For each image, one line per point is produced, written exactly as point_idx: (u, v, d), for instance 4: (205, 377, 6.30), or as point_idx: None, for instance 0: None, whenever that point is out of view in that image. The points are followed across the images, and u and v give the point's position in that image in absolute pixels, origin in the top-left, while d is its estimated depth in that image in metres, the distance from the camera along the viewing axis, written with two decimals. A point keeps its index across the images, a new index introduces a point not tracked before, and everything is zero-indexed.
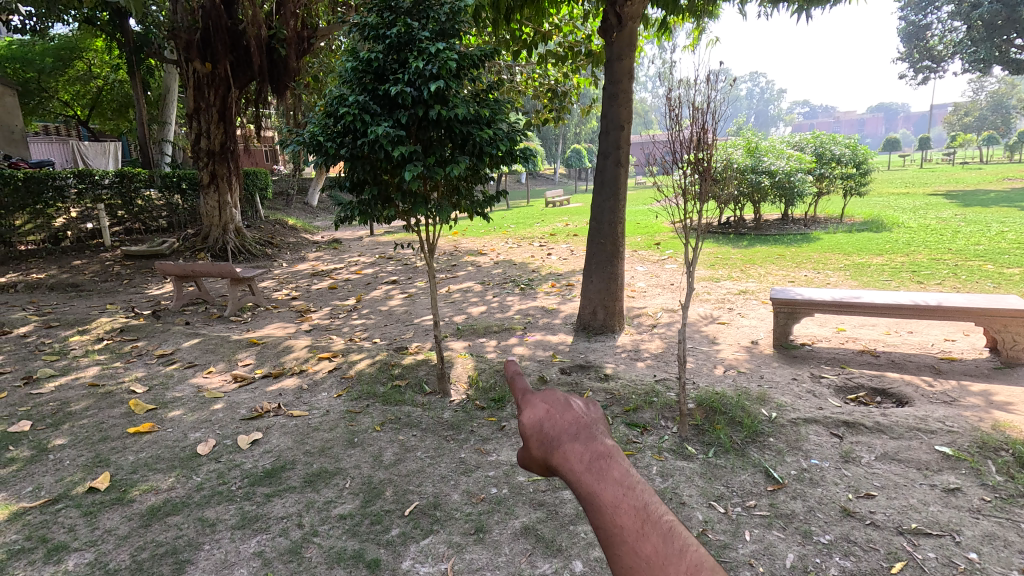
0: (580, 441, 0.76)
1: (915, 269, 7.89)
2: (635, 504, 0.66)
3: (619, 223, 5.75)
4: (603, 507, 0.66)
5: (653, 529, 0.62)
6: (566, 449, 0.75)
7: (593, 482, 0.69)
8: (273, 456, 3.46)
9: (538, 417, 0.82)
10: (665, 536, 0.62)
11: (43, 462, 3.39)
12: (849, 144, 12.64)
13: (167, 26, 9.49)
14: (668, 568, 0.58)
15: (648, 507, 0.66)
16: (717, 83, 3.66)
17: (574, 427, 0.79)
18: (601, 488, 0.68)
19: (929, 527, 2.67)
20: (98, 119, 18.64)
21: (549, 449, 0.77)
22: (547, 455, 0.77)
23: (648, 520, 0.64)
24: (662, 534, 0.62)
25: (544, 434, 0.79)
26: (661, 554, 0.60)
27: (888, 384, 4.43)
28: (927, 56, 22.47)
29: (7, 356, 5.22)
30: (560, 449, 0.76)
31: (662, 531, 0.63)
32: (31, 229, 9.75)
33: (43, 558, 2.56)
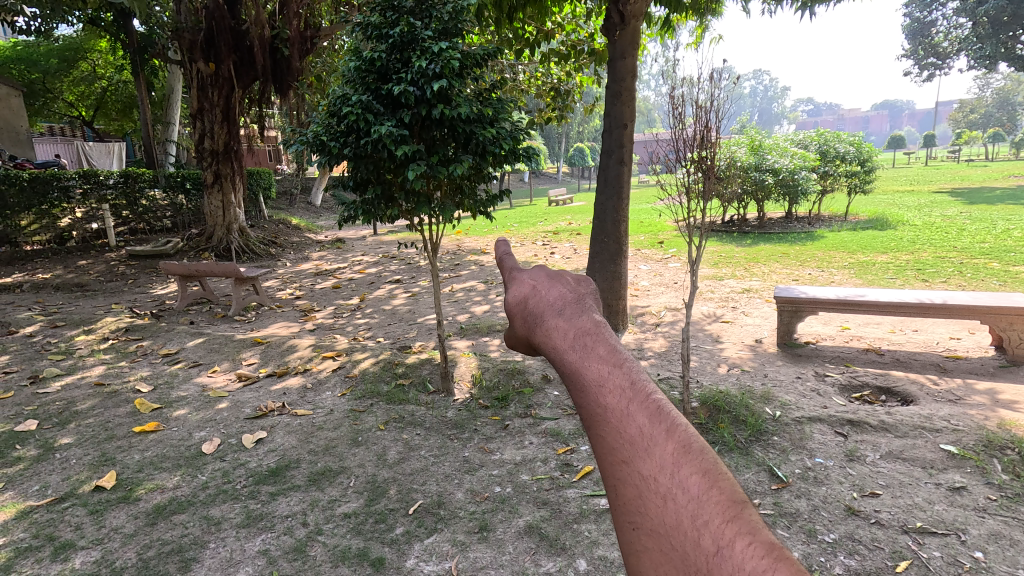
0: (569, 324, 0.78)
1: (920, 267, 7.86)
2: (622, 383, 0.66)
3: (623, 221, 5.75)
4: (590, 389, 0.67)
5: (639, 410, 0.62)
6: (554, 334, 0.78)
7: (579, 364, 0.71)
8: (278, 454, 3.47)
9: (533, 302, 0.86)
10: (653, 417, 0.61)
11: (50, 461, 3.41)
12: (853, 142, 12.59)
13: (171, 27, 9.52)
14: (652, 446, 0.58)
15: (637, 386, 0.65)
16: (721, 81, 3.66)
17: (566, 309, 0.81)
18: (587, 370, 0.69)
19: (934, 526, 2.66)
20: (103, 119, 18.73)
21: (539, 334, 0.81)
22: (538, 340, 0.81)
23: (636, 400, 0.63)
24: (650, 412, 0.62)
25: (534, 319, 0.84)
26: (646, 433, 0.59)
27: (893, 383, 4.41)
28: (931, 53, 22.33)
29: (14, 356, 5.25)
30: (548, 333, 0.79)
31: (650, 411, 0.62)
32: (36, 229, 9.80)
33: (50, 556, 2.57)
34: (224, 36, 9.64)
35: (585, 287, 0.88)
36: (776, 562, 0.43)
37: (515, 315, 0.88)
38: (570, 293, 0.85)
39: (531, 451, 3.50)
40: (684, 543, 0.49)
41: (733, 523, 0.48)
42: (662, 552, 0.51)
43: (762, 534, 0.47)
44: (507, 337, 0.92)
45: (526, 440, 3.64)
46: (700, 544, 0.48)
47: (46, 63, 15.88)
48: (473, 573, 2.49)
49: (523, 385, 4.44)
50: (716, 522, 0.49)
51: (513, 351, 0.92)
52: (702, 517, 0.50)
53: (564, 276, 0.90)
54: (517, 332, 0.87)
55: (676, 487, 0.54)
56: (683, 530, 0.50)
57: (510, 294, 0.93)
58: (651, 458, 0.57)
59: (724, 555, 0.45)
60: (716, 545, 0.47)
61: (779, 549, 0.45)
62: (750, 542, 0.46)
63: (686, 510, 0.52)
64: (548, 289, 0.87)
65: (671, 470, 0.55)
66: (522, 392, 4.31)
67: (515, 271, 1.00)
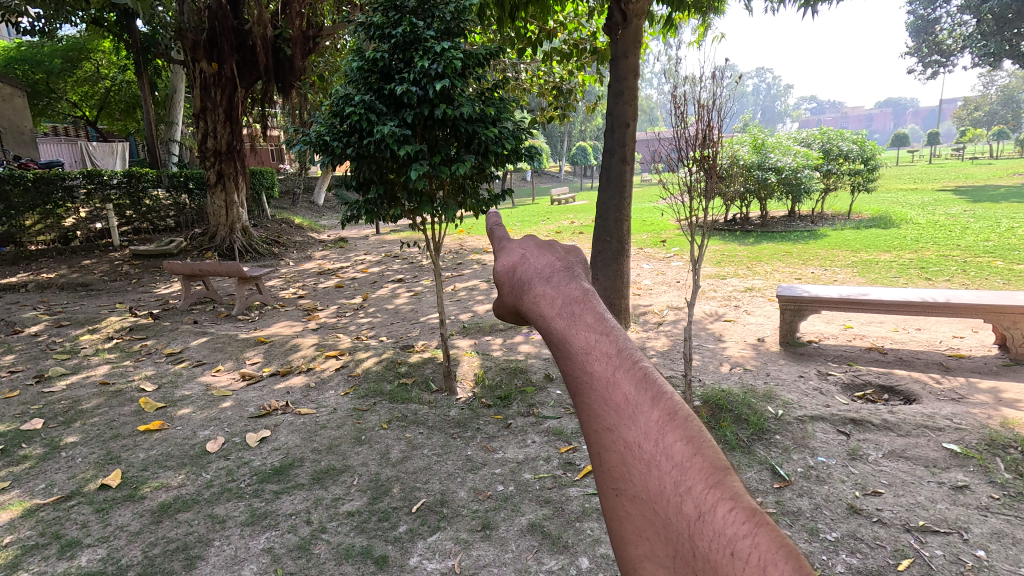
0: (557, 291, 0.79)
1: (924, 265, 7.84)
2: (609, 351, 0.67)
3: (625, 220, 5.75)
4: (577, 356, 0.68)
5: (625, 378, 0.63)
6: (542, 301, 0.79)
7: (567, 333, 0.72)
8: (282, 453, 3.49)
9: (521, 271, 0.88)
10: (638, 385, 0.63)
11: (55, 459, 3.44)
12: (856, 140, 12.57)
13: (174, 27, 9.54)
14: (638, 413, 0.60)
15: (624, 354, 0.67)
16: (722, 79, 3.66)
17: (555, 277, 0.82)
18: (574, 338, 0.70)
19: (937, 525, 2.67)
20: (106, 119, 18.83)
21: (527, 301, 0.82)
22: (525, 307, 0.82)
23: (622, 368, 0.65)
24: (636, 379, 0.63)
25: (523, 287, 0.85)
26: (633, 400, 0.61)
27: (895, 381, 4.41)
28: (936, 51, 22.22)
29: (20, 355, 5.28)
30: (535, 300, 0.80)
31: (636, 379, 0.63)
32: (41, 229, 9.86)
33: (57, 553, 2.60)
34: (227, 36, 9.66)
35: (574, 256, 0.89)
36: (757, 526, 0.46)
37: (504, 283, 0.89)
38: (559, 262, 0.86)
39: (533, 450, 3.51)
40: (666, 508, 0.52)
41: (716, 489, 0.50)
42: (644, 516, 0.54)
43: (743, 499, 0.50)
44: (494, 305, 0.93)
45: (528, 439, 3.66)
46: (683, 509, 0.51)
47: (50, 64, 15.92)
48: (476, 570, 2.50)
49: (525, 383, 4.45)
50: (698, 488, 0.51)
51: (501, 320, 0.93)
52: (684, 483, 0.52)
53: (553, 246, 0.91)
54: (505, 300, 0.88)
55: (661, 453, 0.55)
56: (666, 495, 0.52)
57: (499, 263, 0.94)
58: (635, 425, 0.59)
59: (705, 520, 0.48)
60: (698, 510, 0.50)
61: (759, 514, 0.48)
62: (732, 507, 0.48)
63: (669, 477, 0.54)
64: (537, 258, 0.89)
65: (657, 436, 0.57)
66: (525, 390, 4.32)
67: (505, 241, 1.02)
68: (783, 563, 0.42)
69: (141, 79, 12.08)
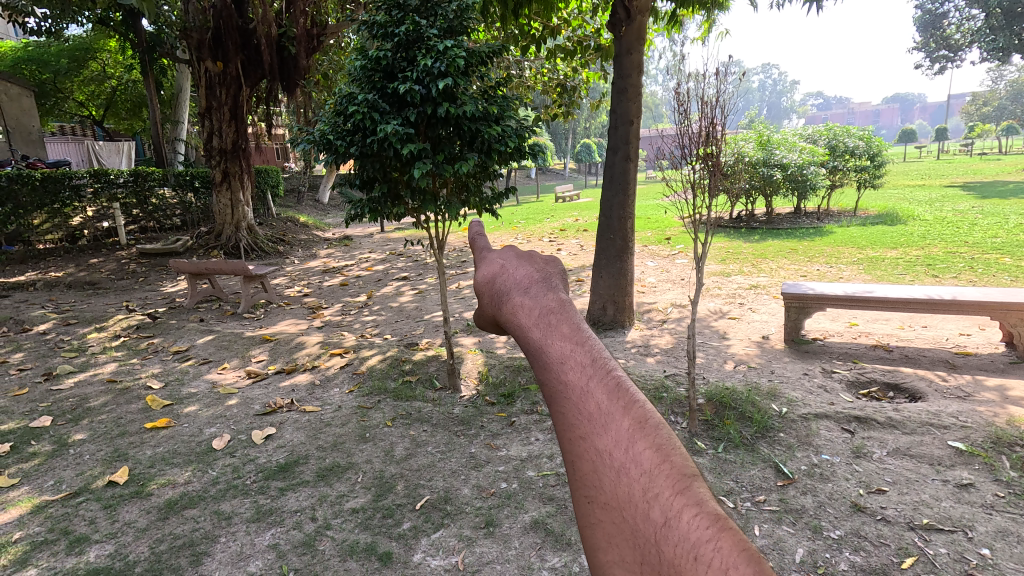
0: (536, 302, 0.84)
1: (930, 262, 7.79)
2: (583, 362, 0.72)
3: (628, 218, 5.74)
4: (553, 366, 0.71)
5: (599, 388, 0.67)
6: (520, 311, 0.83)
7: (544, 343, 0.76)
8: (287, 450, 3.51)
9: (500, 280, 0.92)
10: (611, 396, 0.66)
11: (64, 456, 3.47)
12: (863, 136, 12.49)
13: (179, 26, 9.57)
14: (609, 422, 0.63)
15: (597, 365, 0.71)
16: (728, 76, 3.64)
17: (533, 288, 0.87)
18: (550, 348, 0.74)
19: (941, 523, 2.66)
20: (112, 118, 18.91)
21: (505, 311, 0.86)
22: (503, 318, 0.86)
23: (595, 378, 0.69)
24: (609, 391, 0.67)
25: (501, 296, 0.88)
26: (604, 411, 0.64)
27: (901, 379, 4.39)
28: (943, 45, 22.06)
29: (28, 353, 5.33)
30: (514, 310, 0.84)
31: (609, 390, 0.67)
32: (48, 228, 9.92)
33: (65, 549, 2.63)
34: (232, 35, 9.68)
35: (552, 268, 0.93)
36: (719, 532, 0.48)
37: (482, 292, 0.94)
38: (537, 273, 0.91)
39: (537, 447, 3.52)
40: (635, 515, 0.54)
41: (682, 495, 0.53)
42: (614, 523, 0.56)
43: (708, 506, 0.52)
44: (474, 315, 0.97)
45: (532, 437, 3.66)
46: (650, 516, 0.53)
47: (57, 63, 15.98)
48: (479, 567, 2.52)
49: (529, 381, 4.46)
50: (665, 493, 0.54)
51: (480, 329, 0.98)
52: (652, 490, 0.55)
53: (532, 257, 0.96)
54: (484, 309, 0.92)
55: (630, 461, 0.58)
56: (635, 502, 0.55)
57: (479, 273, 0.99)
58: (607, 434, 0.62)
59: (670, 526, 0.50)
60: (663, 516, 0.52)
61: (723, 520, 0.50)
62: (697, 513, 0.51)
63: (638, 484, 0.56)
64: (515, 268, 0.93)
65: (627, 445, 0.60)
66: (529, 388, 4.33)
67: (485, 251, 1.06)
68: (743, 566, 0.44)
69: (147, 78, 12.13)
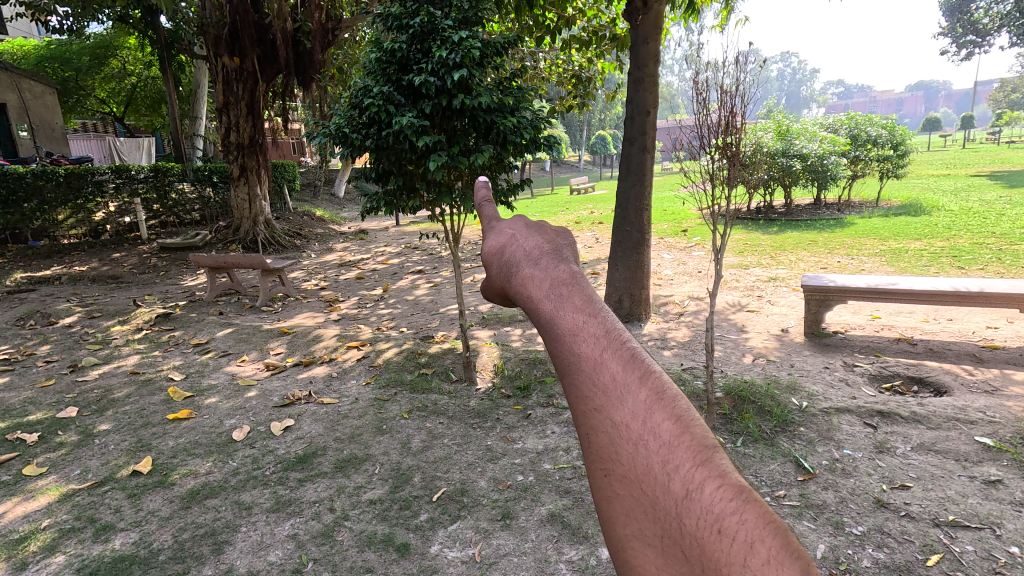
0: (545, 274, 0.84)
1: (956, 253, 7.61)
2: (596, 333, 0.73)
3: (645, 210, 5.68)
4: (565, 338, 0.73)
5: (613, 359, 0.69)
6: (531, 283, 0.84)
7: (555, 314, 0.77)
8: (305, 442, 3.55)
9: (510, 251, 0.93)
10: (627, 365, 0.68)
11: (90, 446, 3.55)
12: (886, 125, 12.19)
13: (196, 22, 9.69)
14: (625, 394, 0.65)
15: (611, 335, 0.72)
16: (747, 64, 3.57)
17: (542, 259, 0.88)
18: (562, 320, 0.75)
19: (967, 519, 2.60)
20: (133, 115, 19.19)
21: (515, 281, 0.87)
22: (514, 288, 0.87)
23: (610, 349, 0.70)
24: (624, 360, 0.69)
25: (511, 267, 0.90)
26: (620, 381, 0.66)
27: (925, 373, 4.30)
28: (971, 30, 21.25)
29: (55, 345, 5.46)
30: (524, 281, 0.85)
31: (624, 360, 0.69)
32: (72, 223, 10.14)
33: (92, 537, 2.69)
34: (248, 30, 9.69)
35: (562, 238, 0.94)
36: (744, 503, 0.51)
37: (492, 264, 0.95)
38: (547, 244, 0.91)
39: (553, 440, 3.51)
40: (655, 488, 0.56)
41: (704, 467, 0.55)
42: (632, 495, 0.58)
43: (731, 478, 0.55)
44: (483, 286, 0.99)
45: (548, 430, 3.66)
46: (671, 488, 0.55)
47: (78, 61, 16.23)
48: (497, 559, 2.52)
49: (545, 373, 4.45)
50: (685, 466, 0.56)
51: (490, 300, 0.99)
52: (672, 462, 0.57)
53: (541, 227, 0.97)
54: (494, 280, 0.94)
55: (648, 433, 0.60)
56: (654, 474, 0.57)
57: (488, 244, 1.00)
58: (623, 405, 0.63)
59: (693, 498, 0.53)
60: (684, 488, 0.54)
61: (747, 492, 0.53)
62: (720, 486, 0.53)
63: (657, 456, 0.58)
64: (524, 239, 0.94)
65: (645, 417, 0.62)
66: (544, 380, 4.32)
67: (495, 220, 1.07)
68: (770, 540, 0.47)
69: (166, 75, 12.28)
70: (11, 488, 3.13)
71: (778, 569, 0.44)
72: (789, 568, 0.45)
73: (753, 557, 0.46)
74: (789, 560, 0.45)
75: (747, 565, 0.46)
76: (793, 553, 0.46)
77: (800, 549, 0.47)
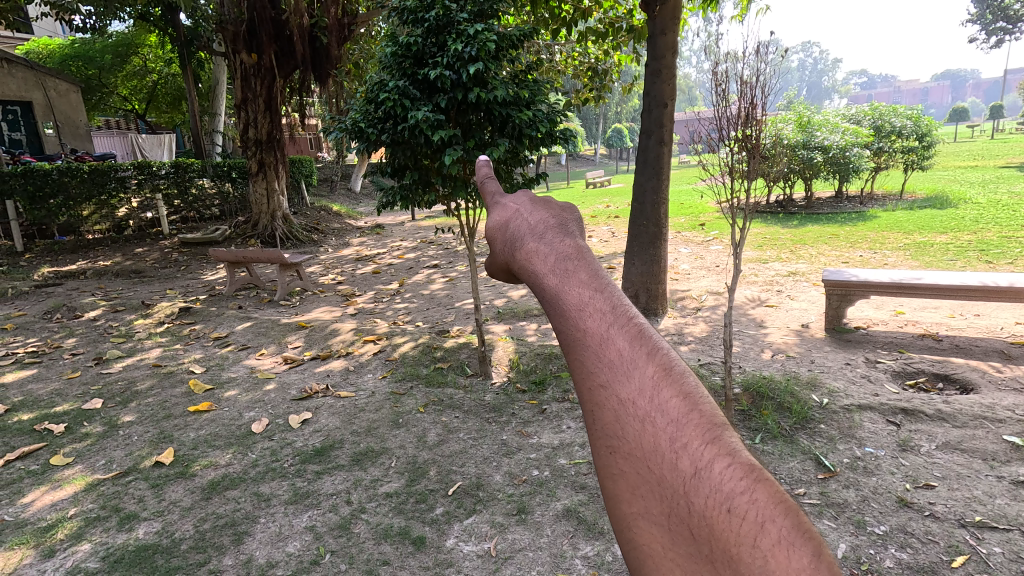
0: (550, 248, 0.84)
1: (984, 247, 7.41)
2: (602, 308, 0.72)
3: (662, 204, 5.61)
4: (570, 313, 0.73)
5: (620, 334, 0.69)
6: (535, 258, 0.84)
7: (560, 289, 0.76)
8: (322, 435, 3.59)
9: (514, 226, 0.94)
10: (633, 341, 0.68)
11: (114, 437, 3.63)
12: (911, 115, 11.88)
13: (215, 19, 9.74)
14: (632, 368, 0.65)
15: (617, 310, 0.72)
16: (767, 54, 3.50)
17: (547, 234, 0.88)
18: (568, 295, 0.74)
19: (995, 521, 2.53)
20: (154, 111, 19.51)
21: (520, 257, 0.87)
22: (518, 264, 0.87)
23: (615, 324, 0.70)
24: (631, 336, 0.69)
25: (515, 242, 0.90)
26: (628, 355, 0.66)
27: (951, 370, 4.20)
28: (1002, 17, 20.56)
29: (80, 338, 5.59)
30: (529, 256, 0.85)
31: (631, 336, 0.69)
32: (97, 219, 10.34)
33: (117, 525, 2.75)
34: (266, 26, 9.78)
35: (567, 213, 0.94)
36: (755, 484, 0.52)
37: (496, 239, 0.95)
38: (552, 219, 0.91)
39: (569, 435, 3.51)
40: (662, 466, 0.57)
41: (713, 445, 0.57)
42: (639, 473, 0.59)
43: (741, 456, 0.56)
44: (487, 260, 0.99)
45: (564, 425, 3.65)
46: (678, 466, 0.56)
47: (101, 59, 16.55)
48: (512, 554, 2.52)
49: (561, 369, 4.43)
50: (695, 443, 0.57)
51: (495, 277, 0.99)
52: (680, 440, 0.58)
53: (548, 202, 0.97)
54: (499, 255, 0.94)
55: (655, 410, 0.61)
56: (662, 452, 0.58)
57: (491, 220, 1.00)
58: (630, 382, 0.64)
59: (702, 476, 0.54)
60: (693, 466, 0.55)
61: (757, 470, 0.55)
62: (729, 463, 0.55)
63: (665, 434, 0.59)
64: (530, 214, 0.94)
65: (651, 394, 0.62)
66: (560, 375, 4.31)
67: (499, 197, 1.07)
68: (781, 519, 0.49)
69: (186, 72, 12.45)
70: (39, 477, 3.21)
71: (787, 550, 0.47)
72: (802, 548, 0.47)
73: (764, 538, 0.48)
74: (802, 540, 0.48)
75: (756, 545, 0.48)
76: (805, 533, 0.48)
77: (812, 530, 0.49)
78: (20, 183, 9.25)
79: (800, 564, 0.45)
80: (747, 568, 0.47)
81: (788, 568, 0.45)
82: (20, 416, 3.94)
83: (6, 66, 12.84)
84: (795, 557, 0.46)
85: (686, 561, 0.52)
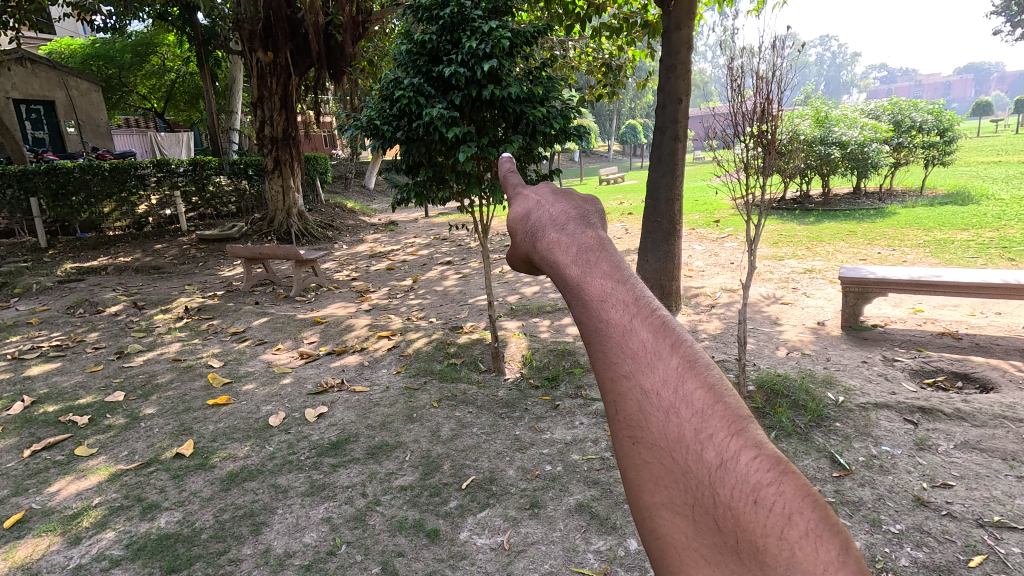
0: (572, 239, 0.86)
1: (1006, 245, 7.27)
2: (625, 300, 0.74)
3: (676, 200, 5.59)
4: (592, 304, 0.74)
5: (642, 326, 0.70)
6: (556, 248, 0.85)
7: (582, 279, 0.78)
8: (338, 429, 3.64)
9: (535, 217, 0.95)
10: (657, 333, 0.69)
11: (136, 429, 3.72)
12: (932, 110, 11.68)
13: (232, 18, 9.79)
14: (657, 361, 0.66)
15: (640, 302, 0.73)
16: (783, 49, 3.46)
17: (568, 224, 0.89)
18: (590, 285, 0.76)
19: (1014, 521, 2.50)
20: (173, 109, 19.86)
21: (541, 246, 0.89)
22: (539, 254, 0.89)
23: (638, 316, 0.71)
24: (654, 328, 0.70)
25: (537, 231, 0.92)
26: (650, 348, 0.68)
27: (971, 369, 4.13)
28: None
29: (103, 332, 5.71)
30: (551, 246, 0.86)
31: (654, 328, 0.70)
32: (117, 215, 10.52)
33: (139, 514, 2.83)
34: (281, 25, 9.81)
35: (589, 205, 0.96)
36: (781, 476, 0.54)
37: (518, 230, 0.97)
38: (573, 210, 0.93)
39: (582, 430, 3.53)
40: (687, 456, 0.58)
41: (738, 437, 0.58)
42: (663, 463, 0.60)
43: (767, 449, 0.57)
44: (509, 252, 1.01)
45: (577, 421, 3.66)
46: (704, 457, 0.57)
47: (121, 59, 16.90)
48: (525, 547, 2.55)
49: (573, 365, 4.45)
50: (720, 435, 0.58)
51: (516, 269, 1.01)
52: (706, 431, 0.59)
53: (569, 195, 0.98)
54: (520, 246, 0.96)
55: (679, 401, 0.62)
56: (686, 443, 0.59)
57: (513, 211, 1.02)
58: (654, 372, 0.65)
59: (727, 468, 0.55)
60: (719, 458, 0.56)
61: (784, 463, 0.56)
62: (756, 456, 0.56)
63: (690, 425, 0.60)
64: (551, 205, 0.96)
65: (676, 385, 0.63)
66: (572, 371, 4.34)
67: (520, 188, 1.09)
68: (809, 513, 0.51)
69: (203, 71, 12.65)
70: (65, 467, 3.30)
71: (816, 542, 0.48)
72: (828, 542, 0.48)
73: (791, 529, 0.49)
74: (830, 534, 0.49)
75: (784, 538, 0.49)
76: (831, 526, 0.50)
77: (838, 523, 0.50)
78: (43, 181, 9.46)
79: (828, 557, 0.47)
80: (774, 561, 0.48)
81: (816, 560, 0.47)
82: (46, 408, 4.05)
83: (30, 66, 13.07)
84: (823, 551, 0.47)
85: (710, 551, 0.53)
